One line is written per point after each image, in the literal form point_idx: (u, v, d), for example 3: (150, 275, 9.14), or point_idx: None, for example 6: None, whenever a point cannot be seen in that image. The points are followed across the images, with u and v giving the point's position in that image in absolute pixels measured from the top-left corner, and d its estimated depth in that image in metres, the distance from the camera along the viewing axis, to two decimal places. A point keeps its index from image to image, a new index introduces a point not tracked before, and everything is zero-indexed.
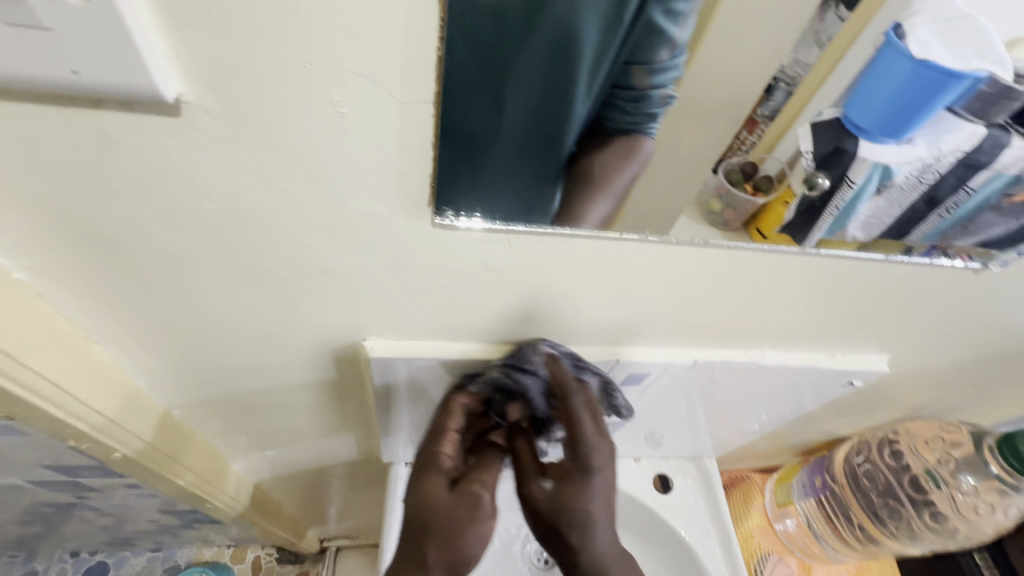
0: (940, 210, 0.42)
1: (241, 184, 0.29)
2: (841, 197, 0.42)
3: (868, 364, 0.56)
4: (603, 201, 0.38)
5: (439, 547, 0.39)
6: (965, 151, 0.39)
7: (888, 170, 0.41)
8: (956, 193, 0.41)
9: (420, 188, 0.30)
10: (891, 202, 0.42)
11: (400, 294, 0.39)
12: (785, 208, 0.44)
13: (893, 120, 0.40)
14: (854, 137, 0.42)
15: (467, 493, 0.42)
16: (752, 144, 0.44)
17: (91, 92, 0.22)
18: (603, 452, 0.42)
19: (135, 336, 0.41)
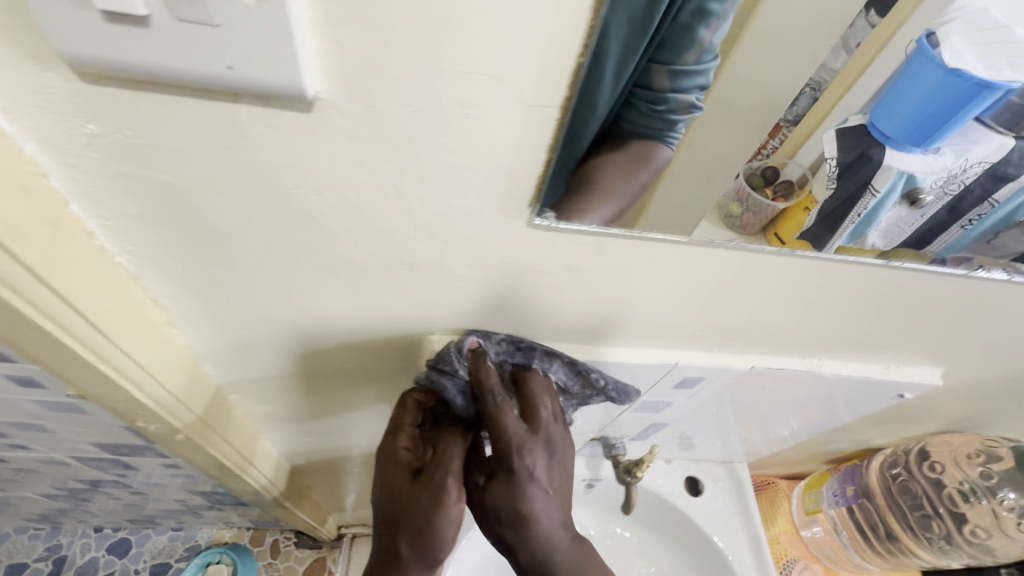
0: (963, 220, 0.49)
1: (352, 178, 0.29)
2: (865, 204, 0.49)
3: (922, 377, 0.57)
4: (610, 202, 0.35)
5: (408, 540, 0.42)
6: (991, 162, 0.49)
7: (912, 178, 0.50)
8: (981, 205, 0.50)
9: (525, 189, 0.30)
10: (912, 212, 0.49)
11: (477, 290, 0.40)
12: (805, 214, 0.47)
13: (915, 131, 0.49)
14: (880, 144, 0.50)
15: (424, 487, 0.43)
16: (775, 149, 0.47)
17: (238, 88, 0.23)
18: (537, 449, 0.42)
19: (213, 321, 0.42)
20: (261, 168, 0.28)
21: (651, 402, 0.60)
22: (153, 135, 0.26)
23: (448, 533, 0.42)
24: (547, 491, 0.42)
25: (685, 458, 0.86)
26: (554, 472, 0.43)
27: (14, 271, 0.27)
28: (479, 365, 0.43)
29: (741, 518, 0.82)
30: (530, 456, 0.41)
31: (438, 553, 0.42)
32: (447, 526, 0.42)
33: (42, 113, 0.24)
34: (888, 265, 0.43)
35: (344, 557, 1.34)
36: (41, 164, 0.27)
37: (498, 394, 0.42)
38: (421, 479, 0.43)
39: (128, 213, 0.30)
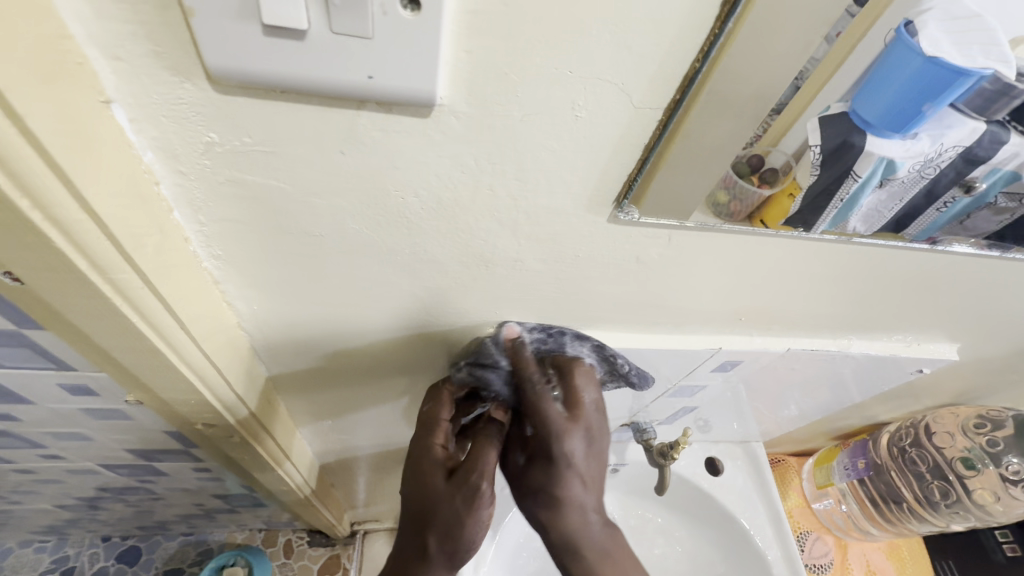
0: (939, 204, 0.40)
1: (451, 178, 0.30)
2: (847, 189, 0.37)
3: (941, 353, 0.61)
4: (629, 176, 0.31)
5: (438, 537, 0.43)
6: (964, 146, 0.36)
7: (892, 165, 0.36)
8: (952, 189, 0.38)
9: (613, 185, 0.32)
10: (891, 195, 0.38)
11: (543, 284, 0.41)
12: (791, 202, 0.37)
13: (903, 115, 0.34)
14: (861, 132, 0.35)
15: (460, 484, 0.43)
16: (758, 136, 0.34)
17: (370, 97, 0.24)
18: (575, 438, 0.43)
19: (281, 321, 0.43)
20: (367, 171, 0.29)
21: (690, 384, 0.64)
22: (270, 142, 0.27)
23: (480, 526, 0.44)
24: (587, 479, 0.43)
25: (705, 440, 0.89)
26: (596, 462, 0.44)
27: (130, 278, 0.28)
28: (520, 357, 0.45)
29: (760, 494, 0.86)
30: (571, 444, 0.42)
31: (467, 544, 0.43)
32: (481, 515, 0.43)
33: (167, 123, 0.25)
34: (934, 249, 0.43)
35: (358, 553, 1.34)
36: (155, 171, 0.27)
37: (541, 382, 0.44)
38: (457, 477, 0.44)
39: (227, 218, 0.31)
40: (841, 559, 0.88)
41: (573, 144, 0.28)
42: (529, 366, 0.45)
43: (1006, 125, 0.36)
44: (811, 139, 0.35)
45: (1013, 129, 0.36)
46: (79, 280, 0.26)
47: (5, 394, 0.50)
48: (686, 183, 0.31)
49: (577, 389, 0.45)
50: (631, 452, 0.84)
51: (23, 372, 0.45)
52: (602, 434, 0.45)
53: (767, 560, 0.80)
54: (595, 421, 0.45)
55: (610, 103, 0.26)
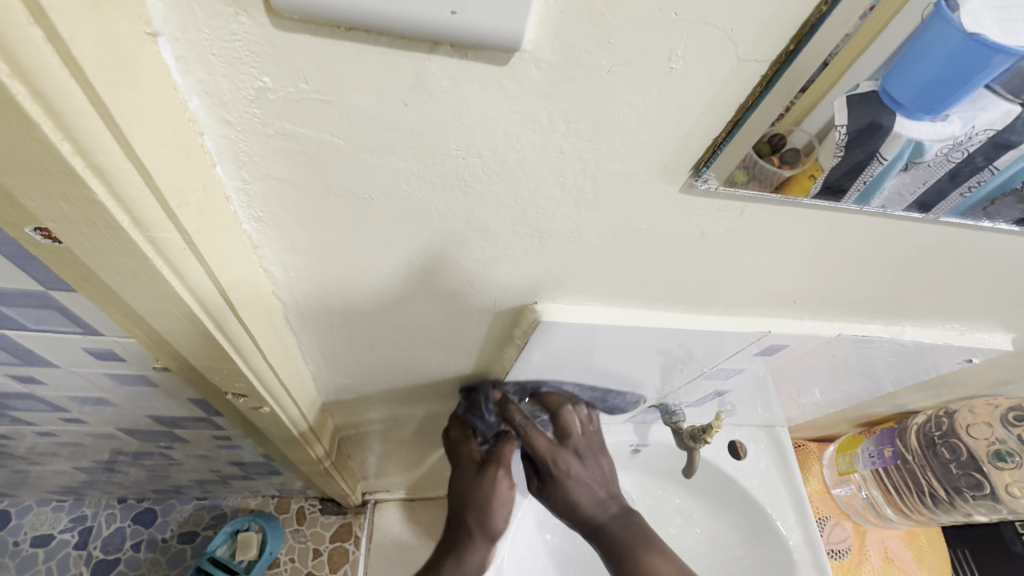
0: (963, 188, 0.35)
1: (520, 138, 0.27)
2: (872, 170, 0.32)
3: (992, 343, 0.59)
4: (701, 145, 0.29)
5: (477, 519, 0.62)
6: (995, 129, 0.31)
7: (920, 148, 0.31)
8: (980, 173, 0.34)
9: (695, 151, 0.29)
10: (916, 178, 0.33)
11: (598, 258, 0.38)
12: (812, 182, 0.32)
13: (938, 94, 0.28)
14: (890, 114, 0.29)
15: (486, 477, 0.63)
16: (778, 119, 0.28)
17: (448, 37, 0.21)
18: (564, 459, 0.59)
19: (318, 288, 0.41)
20: (429, 127, 0.26)
21: (728, 368, 0.62)
22: (329, 90, 0.24)
23: (506, 507, 0.63)
24: (591, 479, 0.59)
25: (729, 424, 0.87)
26: (590, 468, 0.60)
27: (172, 239, 0.26)
28: (507, 410, 0.60)
29: (783, 479, 0.85)
30: (566, 461, 0.60)
31: (498, 521, 0.63)
32: (506, 500, 0.63)
33: (218, 63, 0.22)
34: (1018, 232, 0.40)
35: (369, 522, 1.36)
36: (201, 121, 0.25)
37: (528, 426, 0.60)
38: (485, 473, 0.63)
39: (273, 175, 0.29)
40: (859, 544, 0.90)
41: (660, 102, 0.26)
42: (516, 414, 0.60)
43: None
44: (839, 119, 0.29)
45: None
46: (119, 237, 0.24)
47: (29, 357, 0.48)
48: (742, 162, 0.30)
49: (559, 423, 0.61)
50: (654, 433, 0.83)
51: (49, 335, 0.43)
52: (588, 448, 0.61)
53: (789, 545, 0.80)
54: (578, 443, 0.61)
55: (711, 55, 0.23)
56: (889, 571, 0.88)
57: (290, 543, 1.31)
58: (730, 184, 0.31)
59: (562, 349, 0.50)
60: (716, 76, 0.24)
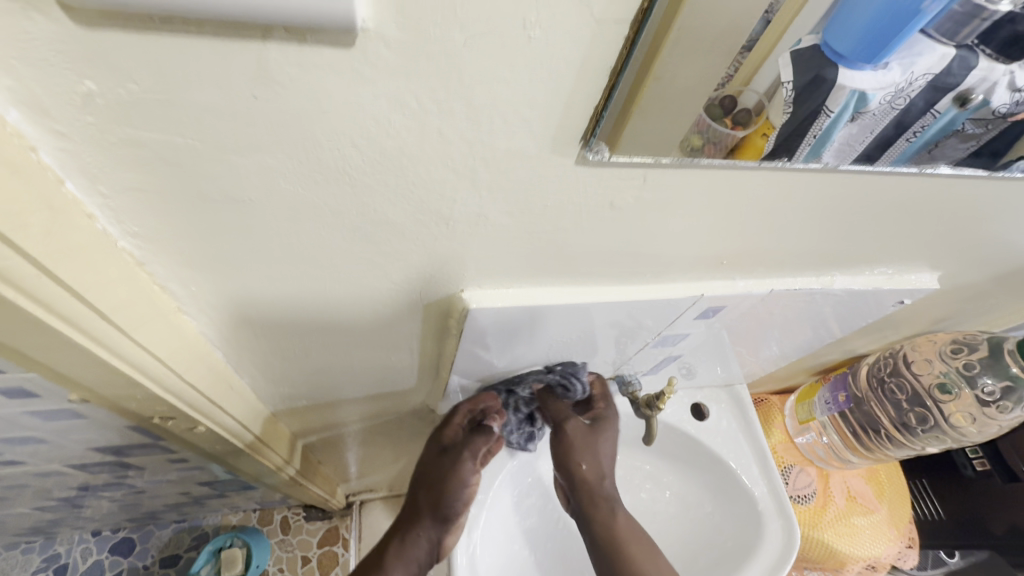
0: (907, 135, 0.36)
1: (394, 124, 0.26)
2: (819, 124, 0.33)
3: (921, 283, 0.60)
4: (584, 115, 0.28)
5: (428, 494, 0.62)
6: (933, 74, 0.32)
7: (864, 98, 0.32)
8: (923, 117, 0.35)
9: (580, 124, 0.28)
10: (863, 128, 0.35)
11: (514, 239, 0.38)
12: (764, 141, 0.33)
13: (878, 39, 0.30)
14: (832, 66, 0.31)
15: (455, 460, 0.62)
16: (730, 77, 0.29)
17: (275, 20, 0.20)
18: (592, 440, 0.63)
19: (228, 301, 0.39)
20: (291, 119, 0.25)
21: (674, 334, 0.62)
22: (164, 88, 0.22)
23: (463, 497, 0.62)
24: (601, 462, 0.63)
25: (690, 387, 0.90)
26: (610, 452, 0.64)
27: (16, 265, 0.24)
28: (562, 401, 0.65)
29: (745, 435, 0.87)
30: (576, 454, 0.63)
31: (451, 508, 0.61)
32: (463, 492, 0.61)
33: (27, 68, 0.21)
34: (924, 172, 0.41)
35: (356, 523, 1.37)
36: (27, 134, 0.23)
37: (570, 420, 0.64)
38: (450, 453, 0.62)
39: (135, 185, 0.27)
40: (824, 487, 0.93)
41: (524, 73, 0.25)
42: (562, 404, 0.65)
43: (974, 50, 0.32)
44: (783, 76, 0.30)
45: (982, 53, 0.32)
46: None
47: None
48: (652, 132, 0.30)
49: (602, 411, 0.66)
50: (618, 404, 0.84)
51: None
52: (615, 437, 0.65)
53: (754, 496, 0.82)
54: (608, 427, 0.65)
55: (565, 19, 0.23)
56: (852, 508, 0.92)
57: (277, 554, 1.30)
58: (622, 154, 0.31)
59: (496, 331, 0.49)
60: (577, 41, 0.24)
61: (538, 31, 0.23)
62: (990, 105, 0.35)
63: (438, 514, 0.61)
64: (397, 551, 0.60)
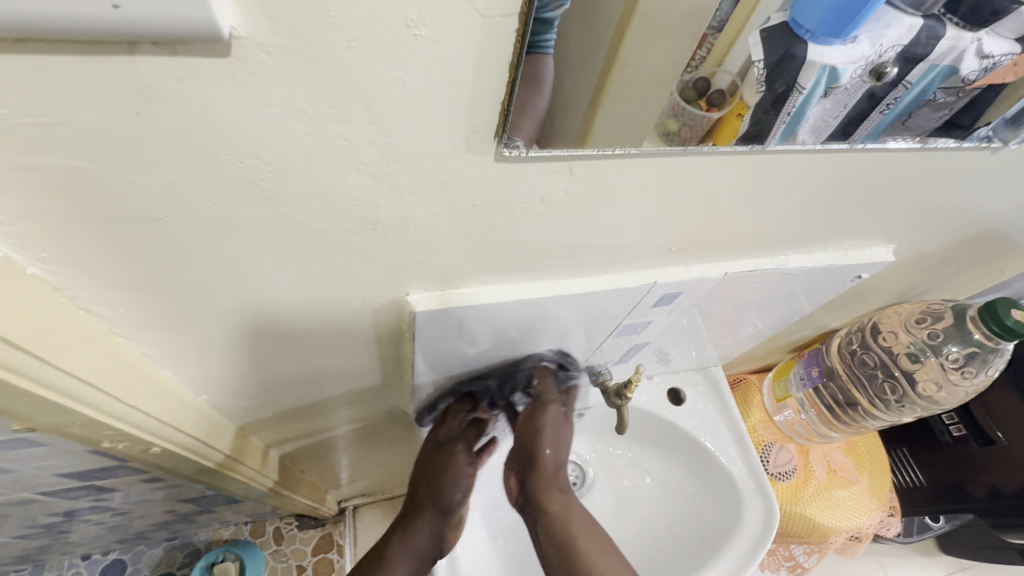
0: (882, 107, 0.41)
1: (295, 133, 0.26)
2: (794, 101, 0.37)
3: (877, 256, 0.61)
4: (493, 111, 0.27)
5: (426, 487, 0.71)
6: (902, 46, 0.37)
7: (835, 72, 0.37)
8: (895, 89, 0.40)
9: (490, 120, 0.28)
10: (836, 104, 0.39)
11: (451, 240, 0.37)
12: (739, 122, 0.37)
13: (841, 17, 0.35)
14: (802, 43, 0.36)
15: (449, 455, 0.72)
16: (701, 59, 0.35)
17: (135, 34, 0.19)
18: (564, 429, 0.71)
19: (166, 320, 0.38)
20: (183, 134, 0.24)
21: (635, 323, 0.62)
22: (39, 111, 0.22)
23: (460, 489, 0.71)
24: (561, 459, 0.70)
25: (665, 372, 0.90)
26: (563, 460, 0.70)
27: None
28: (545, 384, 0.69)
29: (722, 416, 0.88)
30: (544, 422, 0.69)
31: (452, 497, 0.71)
32: (460, 484, 0.71)
33: None
34: (868, 147, 0.42)
35: (350, 528, 1.38)
36: None
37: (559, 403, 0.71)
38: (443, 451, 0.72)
39: (34, 211, 0.26)
40: (804, 462, 0.94)
41: (418, 74, 0.24)
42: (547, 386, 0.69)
43: (941, 19, 0.37)
44: (754, 55, 0.35)
45: (948, 22, 0.38)
46: None
47: None
48: (631, 116, 0.33)
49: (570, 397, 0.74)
50: (593, 394, 0.84)
51: None
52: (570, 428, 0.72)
53: (732, 477, 0.82)
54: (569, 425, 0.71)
55: (449, 15, 0.22)
56: (833, 482, 0.93)
57: (271, 565, 1.30)
58: (540, 147, 0.31)
59: (451, 329, 0.48)
60: (466, 35, 0.23)
61: (422, 29, 0.22)
62: (957, 73, 0.40)
63: (440, 506, 0.71)
64: (400, 544, 0.68)
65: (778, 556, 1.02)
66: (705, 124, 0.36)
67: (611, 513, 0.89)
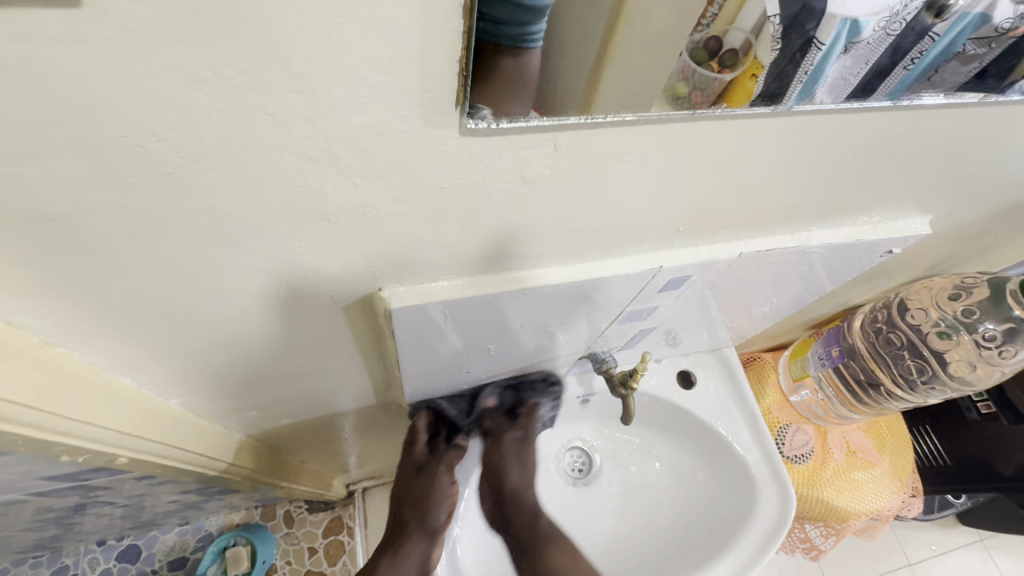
0: (907, 61, 0.35)
1: (201, 108, 0.21)
2: (813, 57, 0.31)
3: (910, 229, 0.55)
4: (450, 74, 0.22)
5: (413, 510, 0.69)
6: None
7: (857, 25, 0.31)
8: (920, 41, 0.34)
9: (448, 86, 0.22)
10: (857, 59, 0.33)
11: (420, 229, 0.32)
12: (753, 83, 0.31)
13: None
14: None
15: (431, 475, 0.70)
16: (714, 15, 0.29)
17: None
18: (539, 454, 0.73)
19: (107, 327, 0.34)
20: (53, 112, 0.19)
21: (639, 309, 0.57)
22: None
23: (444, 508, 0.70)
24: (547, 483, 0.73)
25: (674, 354, 0.85)
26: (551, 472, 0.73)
27: None
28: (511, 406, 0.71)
29: (734, 399, 0.83)
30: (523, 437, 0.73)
31: (433, 519, 0.69)
32: (444, 503, 0.70)
33: None
34: (897, 104, 0.35)
35: (360, 511, 1.37)
36: None
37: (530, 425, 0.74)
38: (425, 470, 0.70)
39: None
40: (822, 443, 0.89)
41: (342, 26, 0.19)
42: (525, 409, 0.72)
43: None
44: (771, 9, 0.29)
45: None
46: None
47: None
48: (633, 83, 0.28)
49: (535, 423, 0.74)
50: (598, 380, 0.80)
51: None
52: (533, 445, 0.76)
53: (745, 463, 0.78)
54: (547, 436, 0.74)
55: None
56: (853, 463, 0.89)
57: (283, 547, 1.31)
58: (512, 118, 0.25)
59: (435, 324, 0.44)
60: None
61: None
62: (991, 21, 0.34)
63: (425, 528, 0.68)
64: (389, 565, 0.66)
65: (795, 537, 0.99)
66: (718, 85, 0.30)
67: (620, 500, 0.85)
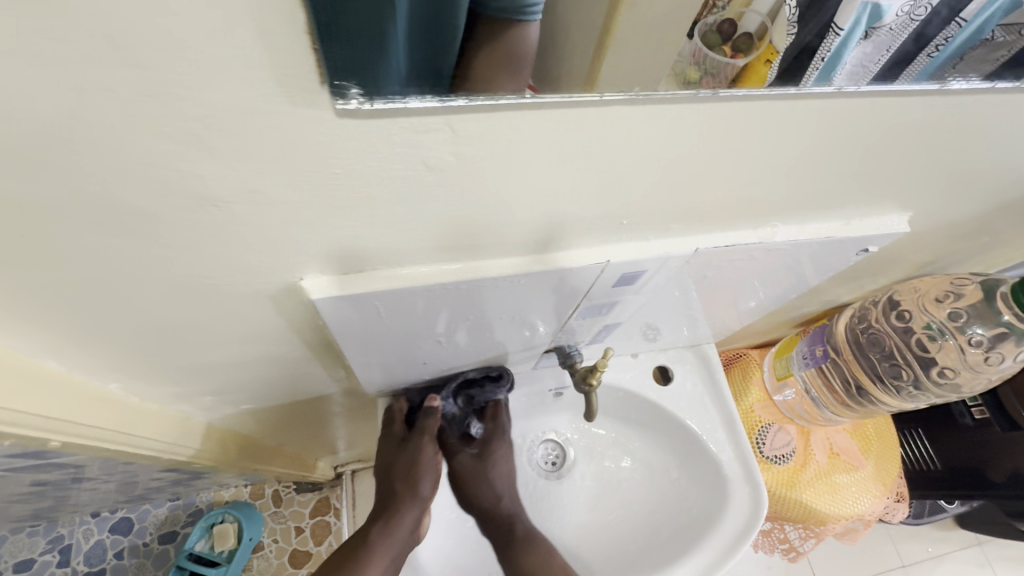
0: (930, 48, 0.34)
1: (24, 84, 0.19)
2: (831, 41, 0.31)
3: (888, 227, 0.51)
4: (305, 47, 0.20)
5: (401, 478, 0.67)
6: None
7: (876, 10, 0.32)
8: (945, 26, 0.34)
9: (303, 60, 0.20)
10: (878, 47, 0.33)
11: (328, 218, 0.31)
12: (768, 68, 0.30)
13: None
14: None
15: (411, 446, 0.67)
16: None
17: None
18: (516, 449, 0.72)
19: (14, 312, 0.33)
20: None
21: (600, 303, 0.55)
22: None
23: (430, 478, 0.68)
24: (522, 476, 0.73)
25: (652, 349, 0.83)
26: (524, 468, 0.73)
27: None
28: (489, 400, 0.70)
29: (712, 397, 0.81)
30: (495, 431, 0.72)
31: (423, 487, 0.68)
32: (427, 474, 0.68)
33: None
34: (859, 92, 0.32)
35: (347, 493, 1.38)
36: None
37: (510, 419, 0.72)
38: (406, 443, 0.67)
39: None
40: (803, 444, 0.87)
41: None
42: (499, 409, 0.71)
43: None
44: None
45: None
46: None
47: None
48: (637, 66, 0.27)
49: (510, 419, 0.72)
50: None
51: None
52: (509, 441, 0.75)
53: (719, 462, 0.76)
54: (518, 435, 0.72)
55: None
56: (834, 466, 0.86)
57: (270, 526, 1.32)
58: (389, 97, 0.23)
59: (371, 316, 0.42)
60: None
61: None
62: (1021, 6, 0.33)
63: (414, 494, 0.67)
64: (383, 529, 0.65)
65: (774, 538, 0.97)
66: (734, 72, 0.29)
67: (592, 494, 0.84)
